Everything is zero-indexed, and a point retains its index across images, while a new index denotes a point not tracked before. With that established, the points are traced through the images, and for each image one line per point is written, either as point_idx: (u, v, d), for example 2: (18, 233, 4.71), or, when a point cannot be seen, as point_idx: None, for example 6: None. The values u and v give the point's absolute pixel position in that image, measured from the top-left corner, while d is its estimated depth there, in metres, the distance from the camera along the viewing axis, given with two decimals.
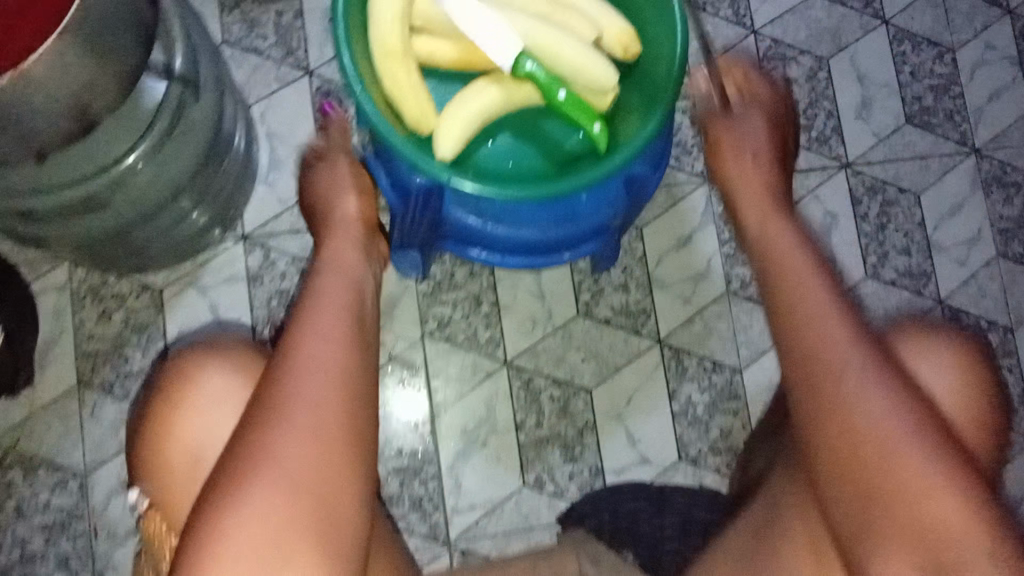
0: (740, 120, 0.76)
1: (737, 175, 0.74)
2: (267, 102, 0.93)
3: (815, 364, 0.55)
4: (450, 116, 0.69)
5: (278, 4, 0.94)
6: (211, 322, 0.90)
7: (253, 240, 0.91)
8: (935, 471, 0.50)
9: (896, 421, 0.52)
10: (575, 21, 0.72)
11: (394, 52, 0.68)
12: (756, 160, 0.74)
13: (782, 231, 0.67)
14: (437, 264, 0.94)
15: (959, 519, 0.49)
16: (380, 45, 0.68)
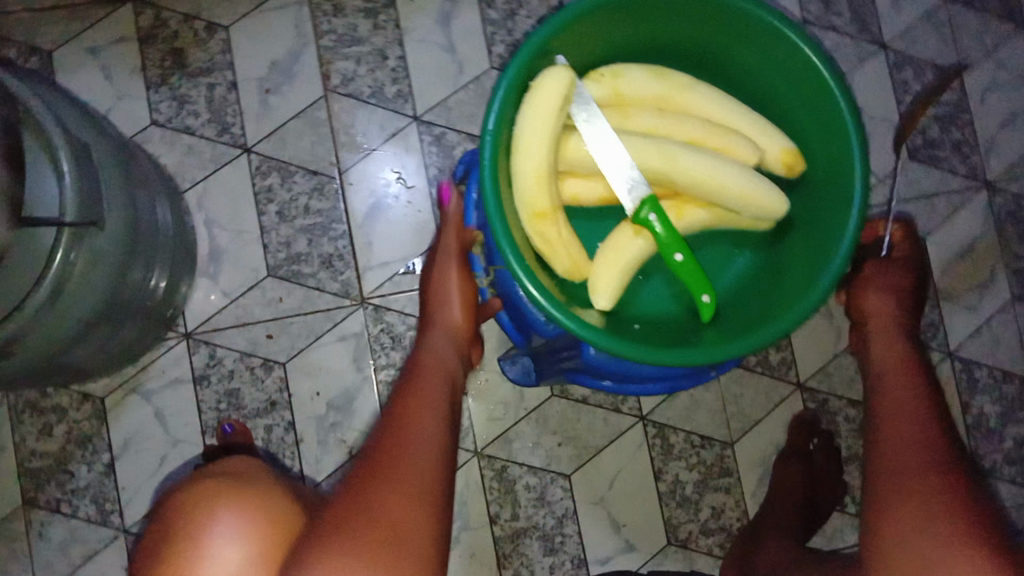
0: (877, 270, 0.79)
1: (875, 311, 0.76)
2: (203, 186, 0.89)
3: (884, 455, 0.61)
4: (602, 267, 0.64)
5: (209, 77, 0.90)
6: (158, 432, 0.86)
7: (197, 338, 0.88)
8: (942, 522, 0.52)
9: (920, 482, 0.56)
10: (739, 145, 0.66)
11: (542, 213, 0.62)
12: (890, 304, 0.75)
13: (905, 371, 0.69)
14: (398, 350, 0.89)
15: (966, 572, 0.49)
16: (526, 205, 0.62)
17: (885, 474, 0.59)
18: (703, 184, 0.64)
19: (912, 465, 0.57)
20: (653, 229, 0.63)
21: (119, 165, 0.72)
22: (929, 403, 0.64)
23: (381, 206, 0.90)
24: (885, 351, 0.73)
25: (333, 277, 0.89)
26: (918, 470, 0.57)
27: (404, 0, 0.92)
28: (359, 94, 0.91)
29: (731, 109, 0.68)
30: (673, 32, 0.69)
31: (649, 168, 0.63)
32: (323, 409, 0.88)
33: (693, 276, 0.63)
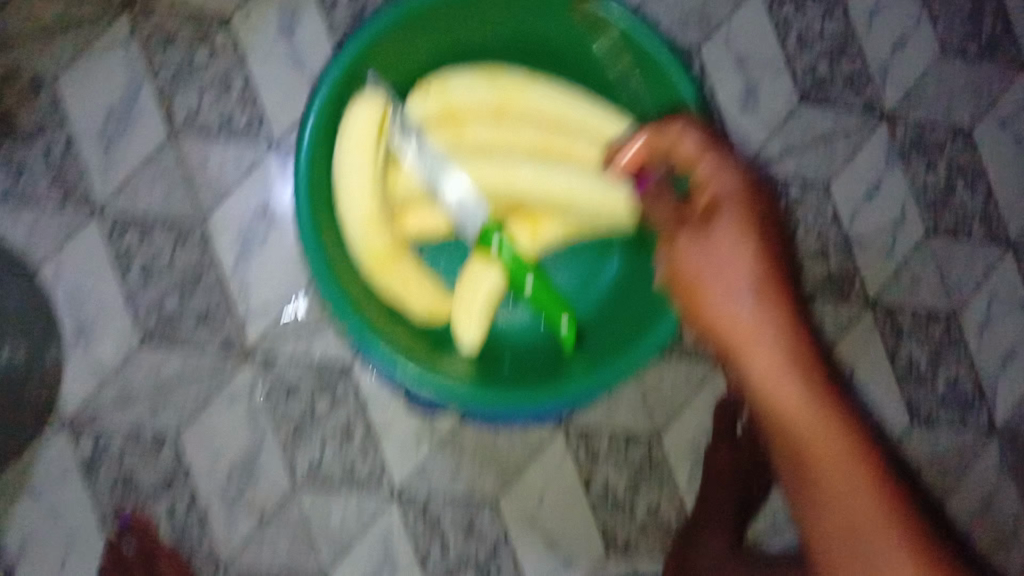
0: (694, 246, 0.58)
1: (716, 279, 0.56)
2: (58, 260, 0.82)
3: (804, 454, 0.54)
4: (461, 306, 0.62)
5: (41, 138, 0.82)
6: (59, 527, 0.82)
7: (79, 425, 0.82)
8: (902, 544, 0.52)
9: (872, 509, 0.53)
10: (581, 146, 0.65)
11: (382, 262, 0.61)
12: (762, 307, 0.56)
13: (782, 374, 0.54)
14: (295, 399, 0.84)
15: None
16: (366, 259, 0.61)
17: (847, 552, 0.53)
18: (549, 198, 0.63)
19: (875, 536, 0.52)
20: (500, 257, 0.62)
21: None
22: (817, 386, 0.55)
23: (252, 248, 0.83)
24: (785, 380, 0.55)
25: (212, 333, 0.83)
26: (844, 460, 0.54)
27: (240, 18, 0.84)
28: (206, 129, 0.83)
29: (570, 99, 0.66)
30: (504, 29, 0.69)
31: (491, 186, 0.63)
32: (226, 475, 0.83)
33: (543, 297, 0.62)
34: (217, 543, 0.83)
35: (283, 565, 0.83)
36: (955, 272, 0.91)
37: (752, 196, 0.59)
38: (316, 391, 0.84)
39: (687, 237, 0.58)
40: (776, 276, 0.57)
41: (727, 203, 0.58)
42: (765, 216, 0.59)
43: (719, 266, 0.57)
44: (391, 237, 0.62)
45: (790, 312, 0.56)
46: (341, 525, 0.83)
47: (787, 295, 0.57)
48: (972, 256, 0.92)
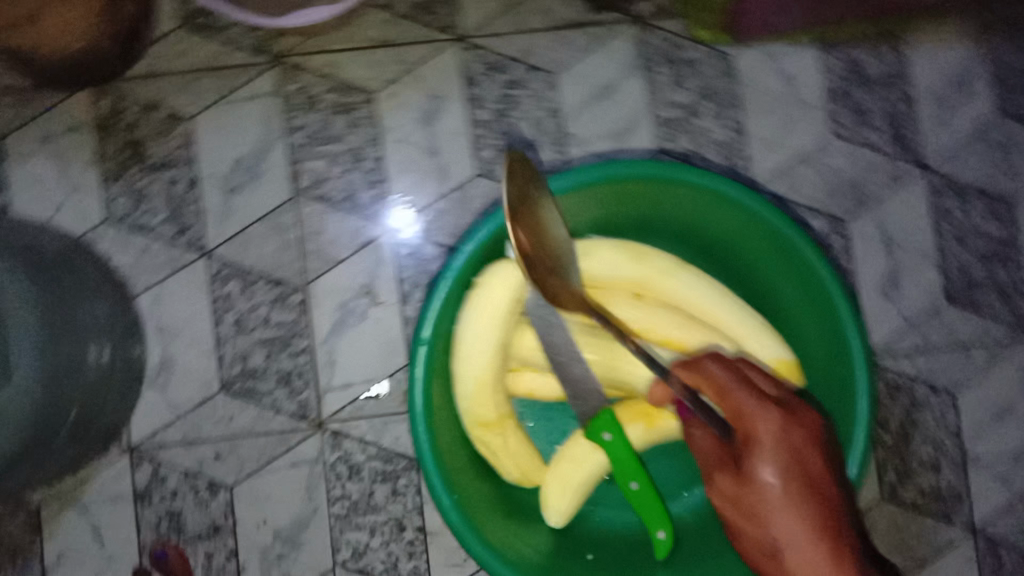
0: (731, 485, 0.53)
1: (749, 500, 0.52)
2: (157, 290, 0.82)
3: None
4: (552, 486, 0.58)
5: (168, 171, 0.82)
6: (97, 548, 0.82)
7: (141, 452, 0.82)
8: None
9: None
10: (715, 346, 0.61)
11: (488, 425, 0.57)
12: (804, 548, 0.51)
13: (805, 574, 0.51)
14: (354, 481, 0.82)
15: None
16: (470, 416, 0.57)
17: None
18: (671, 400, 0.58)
19: None
20: (611, 450, 0.56)
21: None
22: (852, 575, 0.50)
23: (348, 322, 0.83)
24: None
25: (290, 396, 0.82)
26: None
27: (385, 95, 0.83)
28: (330, 197, 0.83)
29: (716, 300, 0.61)
30: (666, 216, 0.69)
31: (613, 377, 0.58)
32: (268, 540, 0.82)
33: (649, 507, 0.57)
34: None
35: None
36: None
37: (793, 428, 0.52)
38: (378, 477, 0.82)
39: (725, 480, 0.54)
40: (826, 519, 0.51)
41: (763, 443, 0.52)
42: (806, 460, 0.52)
43: (744, 499, 0.53)
44: (500, 399, 0.58)
45: (825, 550, 0.50)
46: None
47: (829, 537, 0.51)
48: None
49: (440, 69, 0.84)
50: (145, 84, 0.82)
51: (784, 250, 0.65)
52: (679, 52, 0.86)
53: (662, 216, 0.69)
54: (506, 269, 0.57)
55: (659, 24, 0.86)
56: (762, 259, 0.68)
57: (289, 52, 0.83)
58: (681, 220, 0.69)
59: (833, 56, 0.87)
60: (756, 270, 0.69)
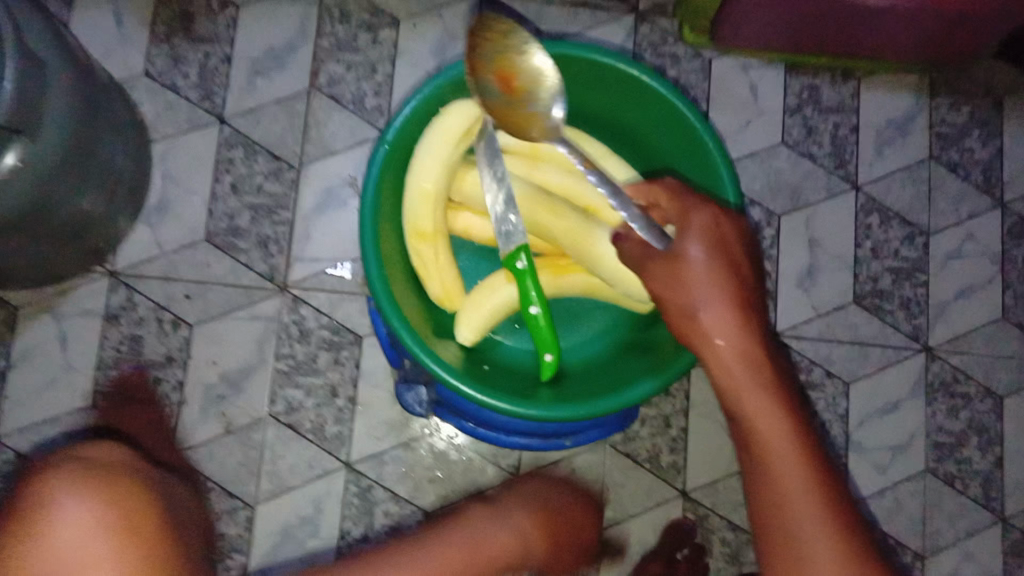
0: (675, 279, 0.60)
1: (675, 271, 0.60)
2: (171, 143, 0.93)
3: (742, 415, 0.60)
4: (472, 304, 0.67)
5: (207, 45, 0.94)
6: (57, 355, 0.89)
7: (121, 278, 0.90)
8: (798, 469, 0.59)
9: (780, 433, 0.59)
10: None
11: (424, 235, 0.66)
12: (731, 332, 0.60)
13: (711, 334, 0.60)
14: (303, 344, 0.91)
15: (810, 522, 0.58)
16: (411, 225, 0.66)
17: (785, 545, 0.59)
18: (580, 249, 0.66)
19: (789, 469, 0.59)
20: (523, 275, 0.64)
21: (72, 77, 0.76)
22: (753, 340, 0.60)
23: (331, 205, 0.93)
24: (749, 389, 0.60)
25: (264, 258, 0.92)
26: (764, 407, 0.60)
27: (408, 24, 0.96)
28: (339, 97, 0.95)
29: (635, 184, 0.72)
30: (600, 98, 0.78)
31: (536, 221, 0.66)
32: (214, 379, 0.90)
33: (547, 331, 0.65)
34: (180, 433, 0.89)
35: (218, 480, 0.88)
36: (931, 515, 0.96)
37: (722, 222, 0.62)
38: (324, 345, 0.91)
39: (659, 263, 0.61)
40: (739, 292, 0.60)
41: (696, 228, 0.61)
42: (727, 246, 0.61)
43: (667, 275, 0.61)
44: (439, 216, 0.66)
45: (747, 329, 0.60)
46: (288, 470, 0.89)
47: (751, 320, 0.60)
48: (959, 512, 0.96)
49: (459, 14, 0.97)
50: None
51: (698, 153, 0.74)
52: (666, 47, 0.99)
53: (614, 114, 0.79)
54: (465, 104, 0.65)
55: (653, 20, 0.99)
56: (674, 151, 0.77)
57: None
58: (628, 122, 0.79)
59: (793, 78, 1.00)
60: (672, 169, 0.78)
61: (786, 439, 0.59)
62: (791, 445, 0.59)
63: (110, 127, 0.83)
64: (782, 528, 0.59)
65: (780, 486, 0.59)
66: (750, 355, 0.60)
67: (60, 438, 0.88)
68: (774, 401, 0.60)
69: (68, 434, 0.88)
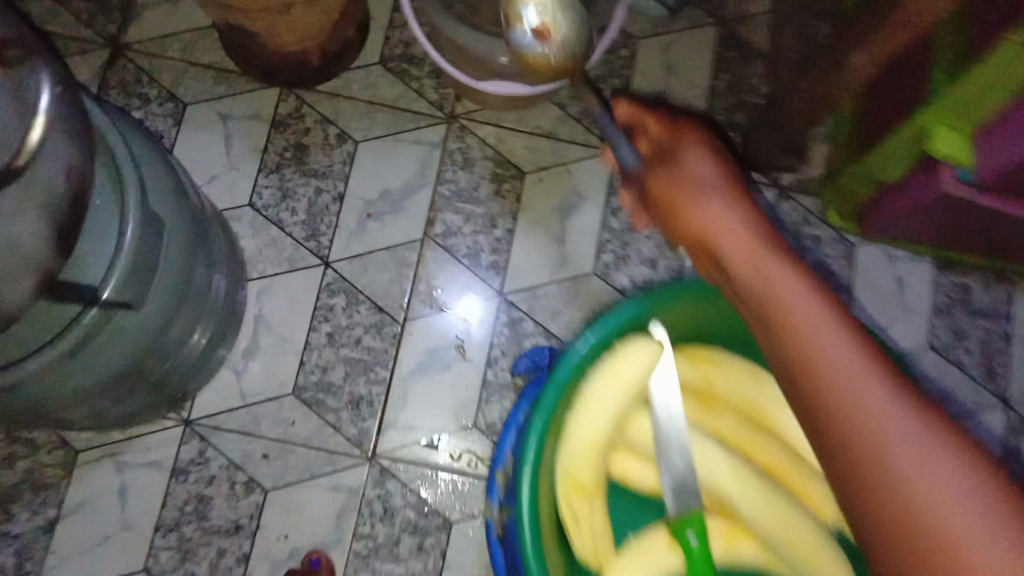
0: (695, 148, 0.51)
1: (695, 176, 0.50)
2: (269, 282, 0.85)
3: (773, 318, 0.43)
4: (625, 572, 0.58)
5: (319, 179, 0.87)
6: (115, 509, 0.80)
7: (195, 428, 0.82)
8: (891, 397, 0.38)
9: (847, 353, 0.40)
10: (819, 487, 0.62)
11: (581, 487, 0.58)
12: (742, 216, 0.48)
13: (720, 215, 0.47)
14: (386, 525, 0.80)
15: (910, 453, 0.36)
16: (568, 474, 0.58)
17: (906, 507, 0.35)
18: (769, 529, 0.58)
19: (848, 384, 0.39)
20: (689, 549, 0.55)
21: (180, 219, 0.68)
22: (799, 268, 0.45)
23: (431, 367, 0.84)
24: (790, 300, 0.43)
25: (353, 420, 0.83)
26: (808, 314, 0.42)
27: (534, 179, 0.89)
28: (453, 249, 0.87)
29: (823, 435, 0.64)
30: None
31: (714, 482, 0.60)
32: (282, 556, 0.79)
33: None
34: None
35: None
36: None
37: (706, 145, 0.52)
38: (409, 529, 0.80)
39: (661, 173, 0.51)
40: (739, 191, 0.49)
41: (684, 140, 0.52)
42: (723, 161, 0.51)
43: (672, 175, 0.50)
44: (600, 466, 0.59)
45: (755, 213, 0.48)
46: None
47: (756, 204, 0.49)
48: None
49: (589, 171, 0.89)
50: (328, 101, 0.89)
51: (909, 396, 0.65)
52: (807, 228, 0.90)
53: None
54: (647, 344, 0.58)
55: (795, 198, 0.91)
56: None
57: (463, 116, 0.89)
58: None
59: (944, 276, 0.91)
60: None
61: (843, 364, 0.39)
62: (817, 306, 0.42)
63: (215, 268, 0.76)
64: (862, 449, 0.37)
65: (871, 457, 0.37)
66: (775, 252, 0.46)
67: None
68: (848, 322, 0.41)
69: None
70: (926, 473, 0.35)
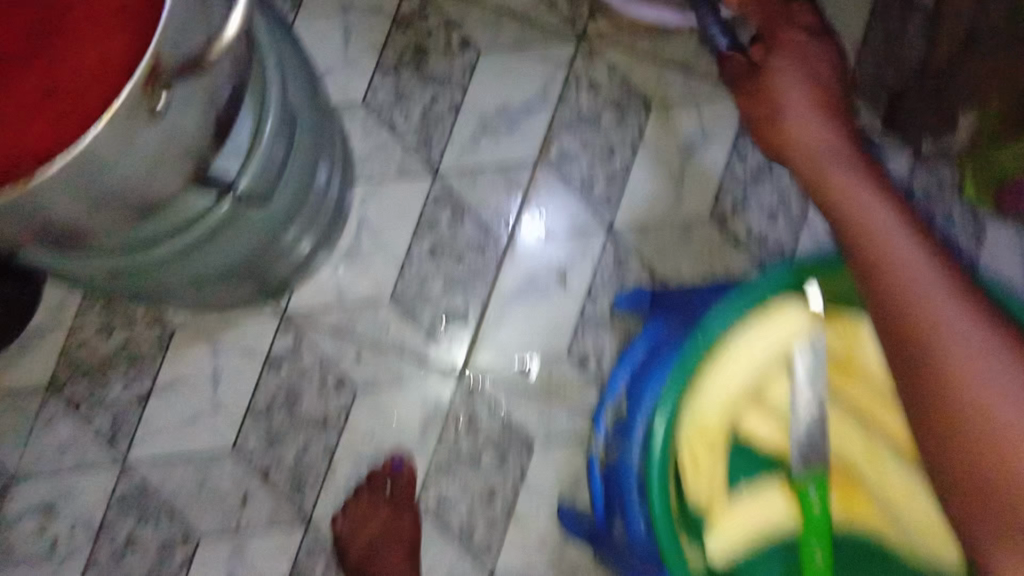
0: (806, 102, 0.57)
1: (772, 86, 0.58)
2: (375, 186, 0.84)
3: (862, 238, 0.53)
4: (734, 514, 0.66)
5: (437, 86, 0.84)
6: (207, 390, 0.81)
7: (291, 322, 0.82)
8: (937, 286, 0.48)
9: (927, 285, 0.48)
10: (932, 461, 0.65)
11: (706, 436, 0.66)
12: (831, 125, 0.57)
13: (828, 135, 0.57)
14: (469, 439, 0.81)
15: (974, 369, 0.44)
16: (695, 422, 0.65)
17: (958, 397, 0.44)
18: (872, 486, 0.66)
19: (916, 310, 0.48)
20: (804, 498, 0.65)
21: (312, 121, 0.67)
22: (874, 183, 0.55)
23: (531, 293, 0.83)
24: (915, 280, 0.49)
25: (447, 333, 0.83)
26: (872, 225, 0.53)
27: (660, 112, 0.85)
28: (568, 177, 0.84)
29: None
30: None
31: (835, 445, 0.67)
32: (367, 453, 0.81)
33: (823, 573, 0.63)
34: (320, 501, 0.81)
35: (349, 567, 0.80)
36: None
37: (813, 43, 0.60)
38: (491, 446, 0.81)
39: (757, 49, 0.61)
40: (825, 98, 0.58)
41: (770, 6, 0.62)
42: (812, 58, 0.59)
43: (789, 71, 0.58)
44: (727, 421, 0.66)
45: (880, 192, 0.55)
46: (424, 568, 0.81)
47: (843, 130, 0.57)
48: None
49: (719, 111, 0.85)
50: (453, 5, 0.84)
51: None
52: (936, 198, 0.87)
53: None
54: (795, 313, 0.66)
55: (928, 165, 0.87)
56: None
57: (595, 38, 0.85)
58: None
59: None
60: None
61: (893, 246, 0.52)
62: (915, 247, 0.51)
63: (332, 169, 0.75)
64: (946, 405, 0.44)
65: (930, 334, 0.47)
66: (862, 177, 0.56)
67: (194, 478, 0.81)
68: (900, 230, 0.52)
69: (202, 478, 0.81)
70: (953, 349, 0.45)
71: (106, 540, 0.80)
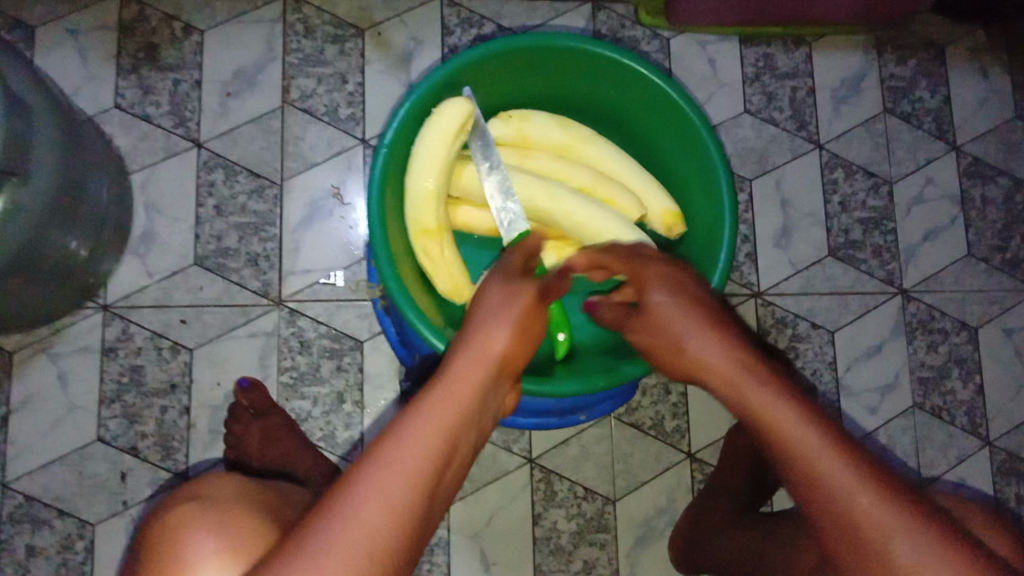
0: (666, 293, 0.63)
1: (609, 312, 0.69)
2: (150, 171, 0.93)
3: (660, 348, 0.63)
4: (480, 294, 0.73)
5: (175, 72, 0.95)
6: (58, 394, 0.89)
7: (114, 311, 0.91)
8: (716, 351, 0.59)
9: (707, 346, 0.59)
10: (621, 198, 0.76)
11: (428, 231, 0.72)
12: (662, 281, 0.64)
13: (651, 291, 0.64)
14: (304, 355, 0.91)
15: (779, 410, 0.54)
16: (415, 224, 0.72)
17: (783, 454, 0.53)
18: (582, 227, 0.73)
19: (738, 391, 0.57)
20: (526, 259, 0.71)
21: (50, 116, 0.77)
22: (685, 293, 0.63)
23: (316, 217, 0.94)
24: (753, 397, 0.56)
25: (256, 275, 0.92)
26: (683, 322, 0.61)
27: (372, 33, 0.98)
28: (314, 111, 0.96)
29: (626, 166, 0.78)
30: (583, 84, 0.78)
31: (533, 202, 0.74)
32: (219, 398, 0.90)
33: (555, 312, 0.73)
34: (191, 454, 0.89)
35: None
36: (928, 450, 0.99)
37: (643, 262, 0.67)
38: (326, 354, 0.91)
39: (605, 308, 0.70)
40: (676, 283, 0.64)
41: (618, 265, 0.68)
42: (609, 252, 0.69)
43: (643, 313, 0.64)
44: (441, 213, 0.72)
45: (732, 338, 0.59)
46: None
47: (658, 261, 0.66)
48: (950, 442, 0.99)
49: (420, 20, 0.98)
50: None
51: (674, 125, 0.75)
52: (624, 31, 1.02)
53: (592, 103, 0.81)
54: (456, 104, 0.70)
55: (608, 6, 1.02)
56: (655, 128, 0.78)
57: None
58: (607, 109, 0.81)
59: (747, 49, 1.04)
60: (648, 134, 0.80)
61: (704, 369, 0.59)
62: (716, 348, 0.59)
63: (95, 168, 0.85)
64: (805, 474, 0.52)
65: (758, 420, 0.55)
66: (677, 301, 0.62)
67: (72, 474, 0.88)
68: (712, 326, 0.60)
69: (79, 471, 0.88)
70: (792, 433, 0.53)
71: (9, 559, 0.86)
